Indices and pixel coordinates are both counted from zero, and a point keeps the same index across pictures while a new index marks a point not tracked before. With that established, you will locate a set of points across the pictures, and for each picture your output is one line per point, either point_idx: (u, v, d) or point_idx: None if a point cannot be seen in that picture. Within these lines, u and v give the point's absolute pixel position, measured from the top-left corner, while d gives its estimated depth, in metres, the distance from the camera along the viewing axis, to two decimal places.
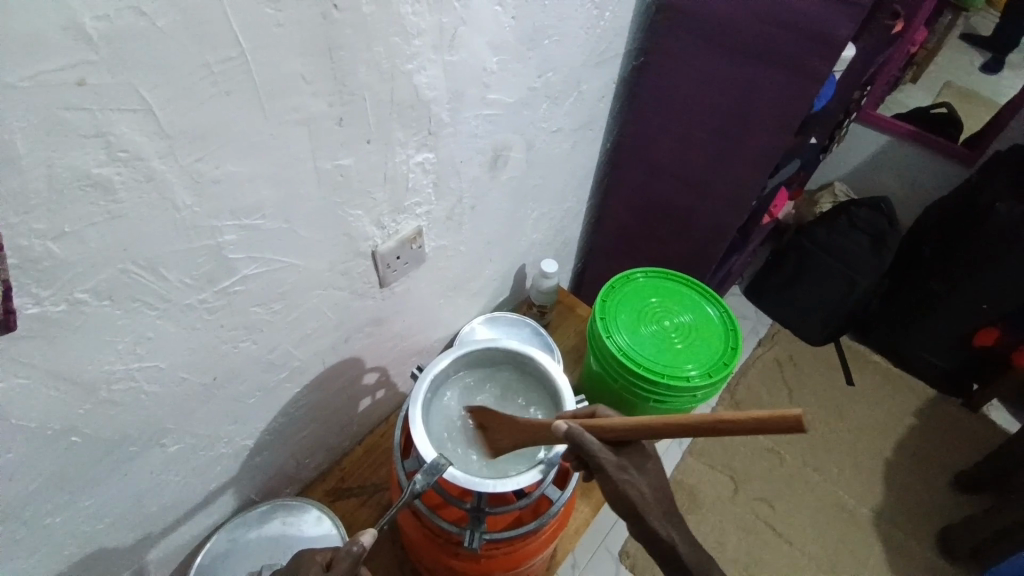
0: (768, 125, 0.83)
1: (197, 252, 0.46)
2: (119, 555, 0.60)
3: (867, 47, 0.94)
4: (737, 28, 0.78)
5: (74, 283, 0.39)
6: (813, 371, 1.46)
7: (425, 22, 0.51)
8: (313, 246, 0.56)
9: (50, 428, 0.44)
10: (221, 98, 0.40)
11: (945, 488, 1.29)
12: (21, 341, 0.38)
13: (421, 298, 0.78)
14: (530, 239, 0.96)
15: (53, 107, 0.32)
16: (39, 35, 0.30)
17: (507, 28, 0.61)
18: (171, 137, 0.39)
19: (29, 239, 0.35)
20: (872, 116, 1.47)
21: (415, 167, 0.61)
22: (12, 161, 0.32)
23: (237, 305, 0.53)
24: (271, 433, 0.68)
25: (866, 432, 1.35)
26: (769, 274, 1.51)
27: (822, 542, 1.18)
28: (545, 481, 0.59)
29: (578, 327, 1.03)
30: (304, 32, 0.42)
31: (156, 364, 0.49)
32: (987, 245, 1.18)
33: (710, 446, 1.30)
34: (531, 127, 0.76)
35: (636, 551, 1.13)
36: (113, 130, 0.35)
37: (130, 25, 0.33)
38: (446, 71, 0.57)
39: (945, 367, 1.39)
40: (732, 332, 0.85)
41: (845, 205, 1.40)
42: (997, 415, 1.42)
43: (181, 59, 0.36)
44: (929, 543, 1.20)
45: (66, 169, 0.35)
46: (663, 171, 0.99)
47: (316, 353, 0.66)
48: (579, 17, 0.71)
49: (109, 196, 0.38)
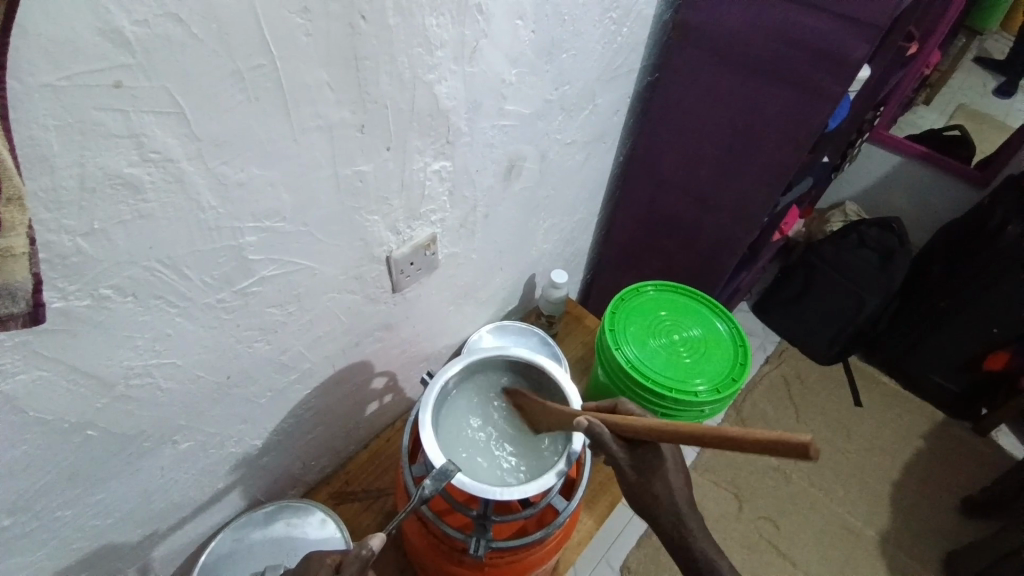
0: (782, 143, 0.83)
1: (216, 252, 0.46)
2: (126, 551, 0.60)
3: (880, 70, 0.95)
4: (753, 47, 0.79)
5: (99, 279, 0.40)
6: (820, 389, 1.45)
7: (446, 34, 0.52)
8: (328, 249, 0.56)
9: (67, 422, 0.45)
10: (250, 103, 0.41)
11: (952, 513, 1.27)
12: (45, 334, 0.39)
13: (432, 304, 0.78)
14: (540, 249, 0.97)
15: (89, 108, 0.33)
16: (80, 38, 0.31)
17: (526, 41, 0.62)
18: (200, 140, 0.40)
19: (59, 235, 0.36)
20: (884, 136, 1.49)
21: (431, 175, 0.62)
22: (46, 159, 0.33)
23: (253, 305, 0.53)
24: (278, 434, 0.68)
25: (873, 453, 1.34)
26: (778, 292, 1.51)
27: (826, 563, 1.17)
28: (551, 491, 0.59)
29: (586, 338, 1.03)
30: (331, 42, 0.43)
31: (173, 361, 0.50)
32: (1001, 270, 1.17)
33: (714, 462, 1.29)
34: (545, 139, 0.77)
35: (638, 566, 1.12)
36: (146, 132, 0.36)
37: (166, 31, 0.34)
38: (465, 83, 0.58)
39: (953, 389, 1.38)
40: (741, 348, 0.85)
41: (856, 224, 1.40)
42: (1007, 440, 1.41)
43: (214, 65, 0.37)
44: (936, 568, 1.19)
45: (99, 169, 0.36)
46: (675, 186, 0.99)
47: (327, 356, 0.67)
48: (596, 32, 0.72)
49: (137, 195, 0.38)
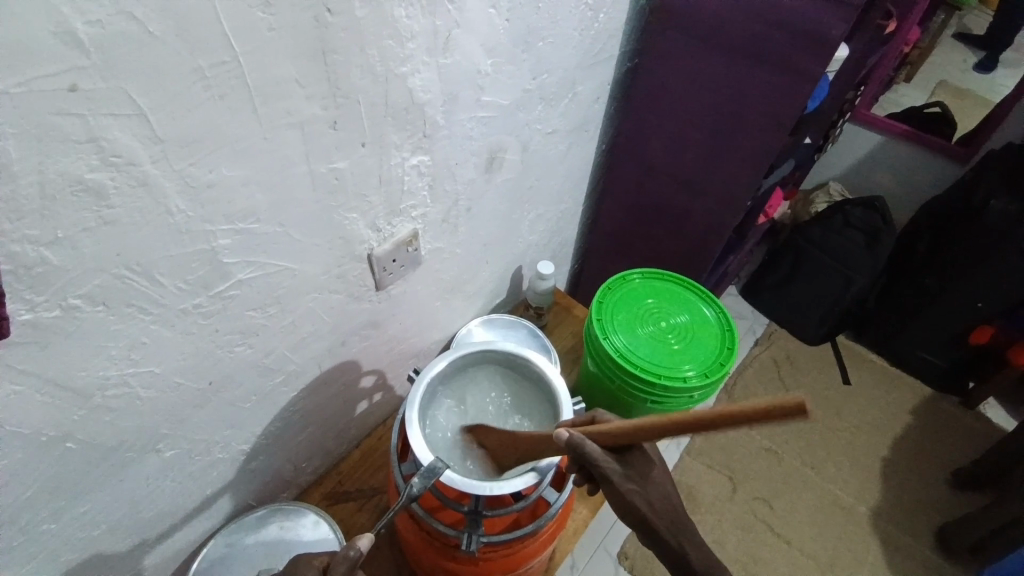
0: (762, 126, 0.83)
1: (191, 257, 0.46)
2: (116, 561, 0.60)
3: (860, 48, 0.94)
4: (731, 29, 0.79)
5: (68, 288, 0.39)
6: (810, 370, 1.46)
7: (418, 25, 0.51)
8: (307, 249, 0.55)
9: (45, 435, 0.44)
10: (215, 102, 0.40)
11: (942, 486, 1.29)
12: (14, 348, 0.38)
13: (419, 300, 0.78)
14: (526, 240, 0.96)
15: (45, 113, 0.32)
16: (31, 39, 0.30)
17: (501, 30, 0.61)
18: (165, 142, 0.39)
19: (22, 245, 0.35)
20: (866, 117, 1.48)
21: (410, 170, 0.61)
22: (4, 167, 0.32)
23: (232, 309, 0.52)
24: (266, 438, 0.68)
25: (863, 430, 1.36)
26: (765, 275, 1.52)
27: (820, 541, 1.18)
28: (541, 484, 0.59)
29: (576, 328, 1.03)
30: (298, 35, 0.42)
31: (151, 369, 0.49)
32: (984, 245, 1.18)
33: (708, 445, 1.30)
34: (525, 129, 0.76)
35: (636, 552, 1.13)
36: (106, 135, 0.35)
37: (122, 30, 0.33)
38: (440, 74, 0.57)
39: (941, 365, 1.40)
40: (729, 332, 0.85)
41: (840, 204, 1.40)
42: (994, 412, 1.42)
43: (174, 65, 0.36)
44: (928, 541, 1.21)
45: (59, 175, 0.35)
46: (659, 172, 0.99)
47: (313, 356, 0.66)
48: (573, 19, 0.71)
49: (102, 201, 0.37)
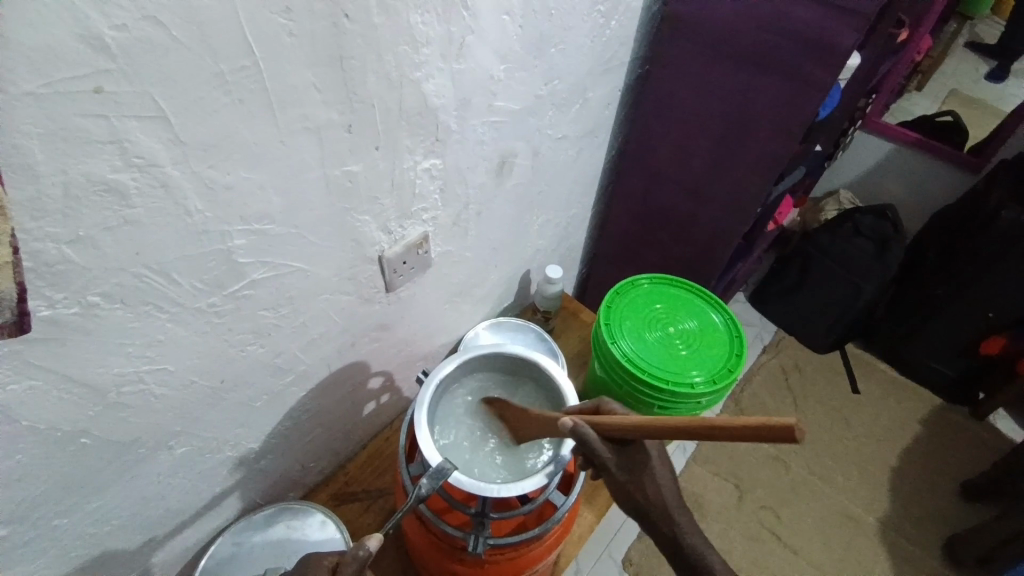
0: (773, 134, 0.83)
1: (207, 257, 0.46)
2: (126, 558, 0.60)
3: (871, 57, 0.94)
4: (742, 37, 0.79)
5: (87, 287, 0.40)
6: (818, 378, 1.46)
7: (433, 32, 0.51)
8: (319, 250, 0.56)
9: (61, 430, 0.45)
10: (234, 107, 0.40)
11: (950, 497, 1.28)
12: (34, 344, 0.39)
13: (428, 303, 0.78)
14: (535, 245, 0.97)
15: (71, 115, 0.33)
16: (59, 43, 0.31)
17: (513, 37, 0.61)
18: (185, 145, 0.39)
19: (44, 243, 0.36)
20: (879, 125, 1.47)
21: (422, 173, 0.62)
22: (30, 167, 0.33)
23: (245, 309, 0.53)
24: (275, 437, 0.68)
25: (871, 440, 1.35)
26: (774, 282, 1.51)
27: (827, 551, 1.18)
28: (549, 486, 0.59)
29: (583, 333, 1.03)
30: (315, 42, 0.42)
31: (166, 367, 0.49)
32: (995, 256, 1.17)
33: (714, 453, 1.30)
34: (536, 135, 0.76)
35: (640, 559, 1.13)
36: (129, 137, 0.36)
37: (147, 35, 0.34)
38: (454, 80, 0.58)
39: (950, 375, 1.39)
40: (737, 338, 0.85)
41: (849, 212, 1.40)
42: (1004, 424, 1.41)
43: (196, 68, 0.37)
44: (936, 553, 1.19)
45: (82, 175, 0.35)
46: (668, 179, 0.99)
47: (323, 358, 0.67)
48: (585, 27, 0.71)
49: (123, 202, 0.38)
